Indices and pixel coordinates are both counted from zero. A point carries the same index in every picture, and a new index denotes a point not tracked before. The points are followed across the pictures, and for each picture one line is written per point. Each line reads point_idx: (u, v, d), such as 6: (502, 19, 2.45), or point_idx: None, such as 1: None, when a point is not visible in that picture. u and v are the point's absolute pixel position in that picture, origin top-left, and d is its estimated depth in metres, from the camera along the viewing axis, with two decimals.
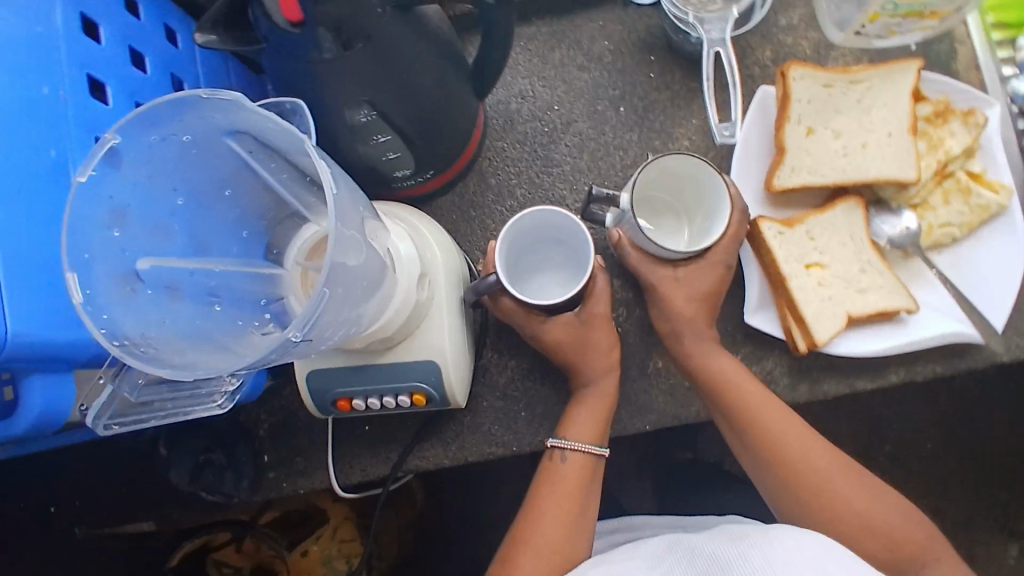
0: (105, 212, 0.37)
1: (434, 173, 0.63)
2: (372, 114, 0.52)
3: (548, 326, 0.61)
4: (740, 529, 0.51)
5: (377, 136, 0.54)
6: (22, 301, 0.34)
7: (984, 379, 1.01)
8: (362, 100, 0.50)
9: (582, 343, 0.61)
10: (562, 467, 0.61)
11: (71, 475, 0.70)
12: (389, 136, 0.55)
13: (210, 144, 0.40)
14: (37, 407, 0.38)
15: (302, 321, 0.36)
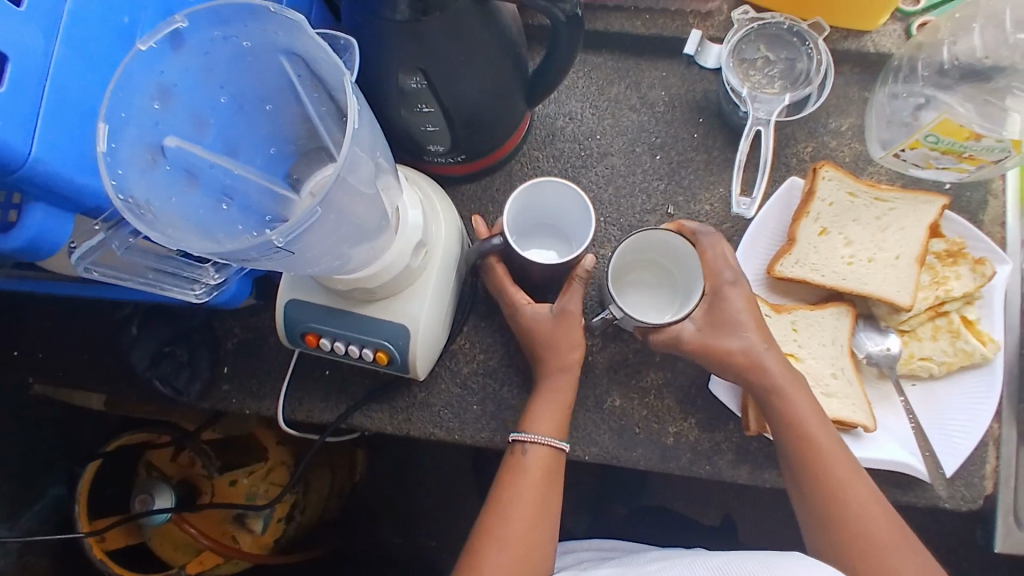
0: (151, 84, 0.39)
1: (464, 158, 0.66)
2: (421, 84, 0.55)
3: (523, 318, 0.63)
4: (722, 562, 0.53)
5: (422, 106, 0.57)
6: (51, 134, 0.35)
7: (932, 532, 1.00)
8: (418, 69, 0.54)
9: (554, 340, 0.62)
10: (524, 460, 0.61)
11: (43, 328, 0.73)
12: (432, 109, 0.58)
13: (266, 57, 0.43)
14: (32, 232, 0.38)
15: (288, 229, 0.39)
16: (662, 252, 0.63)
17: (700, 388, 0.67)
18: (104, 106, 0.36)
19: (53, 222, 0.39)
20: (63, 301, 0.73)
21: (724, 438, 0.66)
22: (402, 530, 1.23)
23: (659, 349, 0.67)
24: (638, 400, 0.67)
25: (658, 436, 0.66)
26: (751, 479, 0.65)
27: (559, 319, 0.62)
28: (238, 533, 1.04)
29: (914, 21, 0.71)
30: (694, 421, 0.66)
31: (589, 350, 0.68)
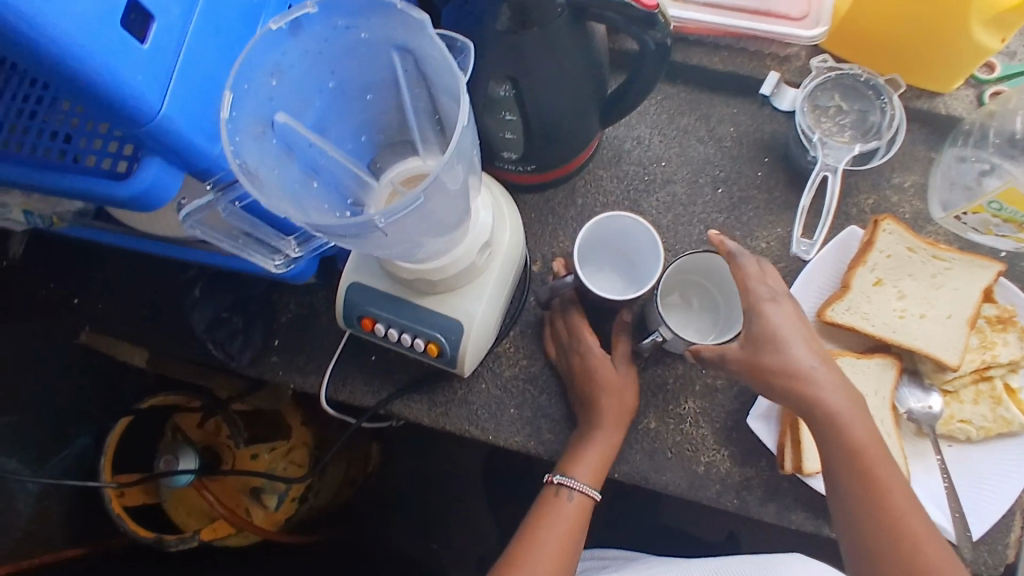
0: (273, 61, 0.42)
1: (534, 168, 0.68)
2: (508, 92, 0.57)
3: (588, 361, 0.66)
4: None
5: (505, 113, 0.60)
6: (181, 97, 0.37)
7: None
8: (509, 78, 0.56)
9: (616, 393, 0.65)
10: (561, 502, 0.64)
11: (108, 280, 0.76)
12: (514, 117, 0.60)
13: (378, 50, 0.45)
14: (146, 183, 0.40)
15: (391, 211, 0.41)
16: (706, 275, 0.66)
17: (737, 422, 0.67)
18: (232, 76, 0.38)
19: (167, 176, 0.40)
20: (130, 257, 0.76)
21: (756, 474, 0.66)
22: (407, 527, 1.24)
23: (700, 378, 0.68)
24: (674, 425, 0.68)
25: (690, 463, 0.67)
26: (777, 518, 0.66)
27: (622, 374, 0.66)
28: (252, 507, 1.05)
29: (987, 89, 0.71)
30: (727, 453, 0.67)
31: None
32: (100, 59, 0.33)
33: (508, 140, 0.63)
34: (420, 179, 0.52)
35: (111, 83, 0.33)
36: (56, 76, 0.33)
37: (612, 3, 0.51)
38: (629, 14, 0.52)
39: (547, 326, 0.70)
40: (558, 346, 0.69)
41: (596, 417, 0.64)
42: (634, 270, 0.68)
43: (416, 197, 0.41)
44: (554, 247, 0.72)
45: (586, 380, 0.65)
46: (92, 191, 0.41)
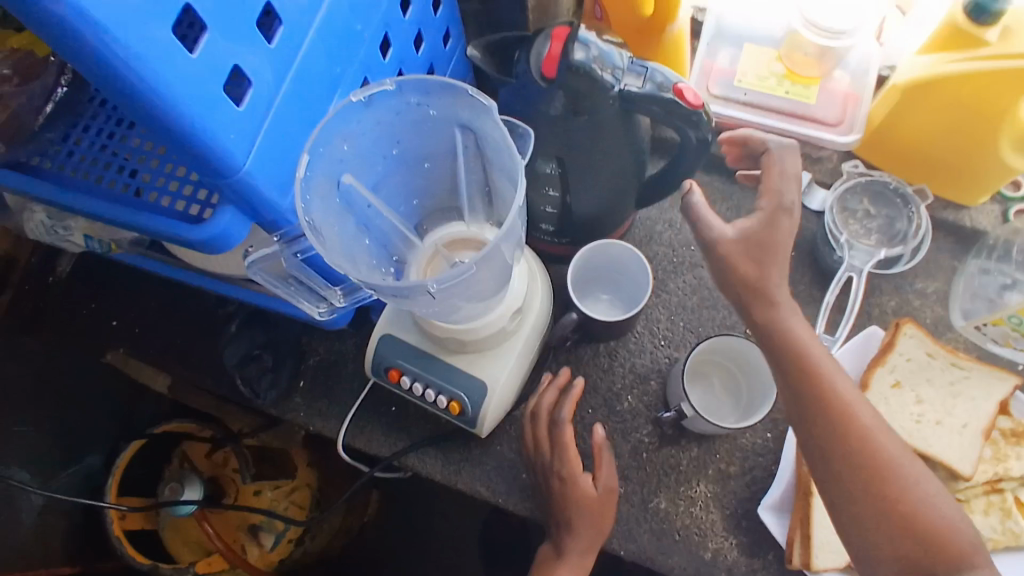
0: (348, 128, 0.45)
1: (567, 244, 0.70)
2: (553, 171, 0.60)
3: (571, 488, 0.64)
4: None
5: (548, 189, 0.62)
6: (265, 156, 0.40)
7: None
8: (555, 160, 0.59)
9: (597, 520, 0.64)
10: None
11: (149, 306, 0.79)
12: (555, 193, 0.62)
13: (443, 125, 0.49)
14: (219, 229, 0.42)
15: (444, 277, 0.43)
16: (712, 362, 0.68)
17: (747, 510, 0.67)
18: (312, 140, 0.42)
19: (236, 224, 0.43)
20: (173, 287, 0.79)
21: (763, 567, 0.66)
22: None
23: (713, 462, 0.69)
24: (683, 508, 0.68)
25: (697, 549, 0.66)
26: None
27: (601, 496, 0.64)
28: (248, 544, 1.04)
29: (1013, 207, 0.74)
30: (736, 542, 0.66)
31: (646, 446, 0.70)
32: (204, 121, 0.35)
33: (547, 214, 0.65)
34: (464, 245, 0.54)
35: (207, 142, 0.36)
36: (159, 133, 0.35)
37: (660, 99, 0.54)
38: (676, 112, 0.55)
39: (525, 424, 0.68)
40: (534, 453, 0.67)
41: (572, 540, 0.64)
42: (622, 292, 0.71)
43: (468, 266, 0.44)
44: None
45: (565, 503, 0.64)
46: (159, 229, 0.44)
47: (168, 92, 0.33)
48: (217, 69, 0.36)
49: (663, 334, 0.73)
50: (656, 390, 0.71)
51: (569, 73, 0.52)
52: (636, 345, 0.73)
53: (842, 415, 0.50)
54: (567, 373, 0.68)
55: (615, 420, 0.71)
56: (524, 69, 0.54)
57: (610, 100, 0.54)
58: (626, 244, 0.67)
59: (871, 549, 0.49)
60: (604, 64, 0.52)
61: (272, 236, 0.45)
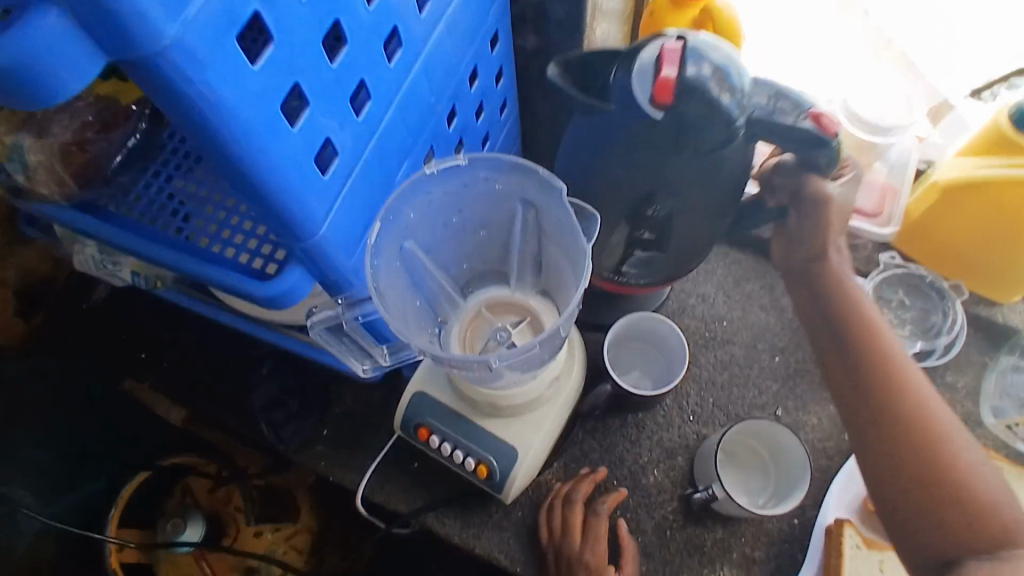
0: (416, 197, 0.46)
1: (646, 282, 0.64)
2: (659, 214, 0.55)
3: None
4: None
5: (643, 231, 0.57)
6: (341, 220, 0.41)
7: None
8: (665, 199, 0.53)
9: None
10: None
11: (181, 341, 0.80)
12: (650, 234, 0.57)
13: (505, 198, 0.50)
14: (285, 288, 0.43)
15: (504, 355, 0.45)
16: (748, 439, 0.69)
17: None
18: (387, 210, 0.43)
19: (303, 283, 0.44)
20: (205, 322, 0.80)
21: None
22: None
23: (737, 546, 0.68)
24: None
25: None
26: None
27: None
28: None
29: None
30: None
31: (670, 523, 0.69)
32: (299, 192, 0.37)
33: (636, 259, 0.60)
34: (510, 311, 0.55)
35: (297, 210, 0.37)
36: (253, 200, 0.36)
37: (785, 128, 0.49)
38: (796, 136, 0.49)
39: (544, 513, 0.68)
40: (556, 540, 0.66)
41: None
42: (652, 354, 0.72)
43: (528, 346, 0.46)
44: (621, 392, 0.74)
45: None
46: (226, 282, 0.45)
47: (274, 164, 0.34)
48: (312, 140, 0.36)
49: (692, 410, 0.73)
50: (683, 467, 0.71)
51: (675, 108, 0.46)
52: (665, 418, 0.73)
53: (905, 403, 0.54)
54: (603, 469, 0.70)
55: (639, 494, 0.70)
56: (624, 83, 0.48)
57: (733, 128, 0.47)
58: (671, 322, 0.68)
59: (935, 546, 0.51)
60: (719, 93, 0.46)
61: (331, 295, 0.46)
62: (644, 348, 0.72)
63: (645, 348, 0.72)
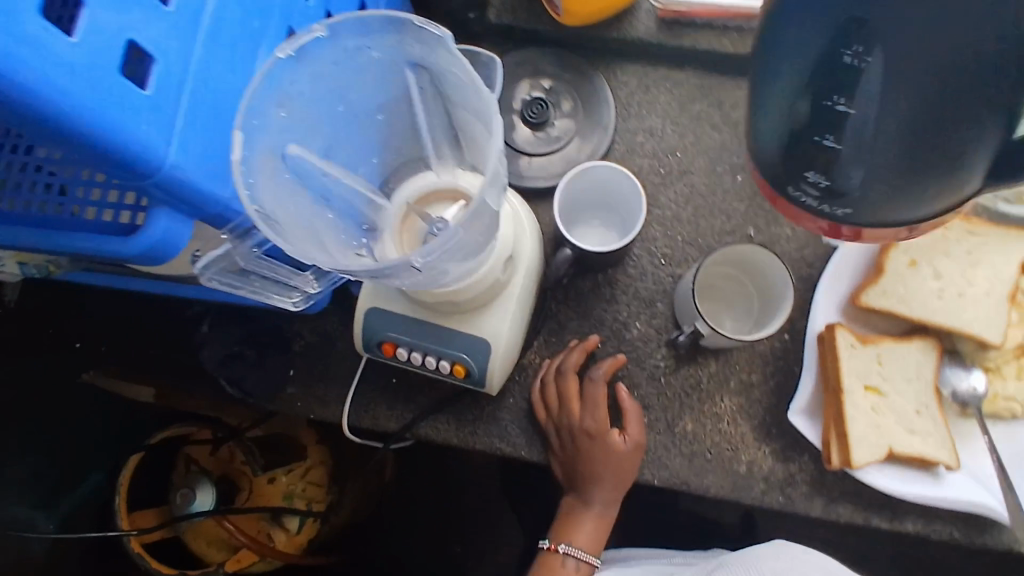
0: (282, 91, 0.39)
1: (845, 213, 0.37)
2: (865, 61, 0.32)
3: (600, 443, 0.64)
4: None
5: (839, 103, 0.33)
6: (190, 139, 0.35)
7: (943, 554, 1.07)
8: (862, 35, 0.32)
9: (622, 471, 0.64)
10: (563, 571, 0.68)
11: (110, 319, 0.73)
12: (848, 113, 0.33)
13: (391, 67, 0.42)
14: (157, 237, 0.37)
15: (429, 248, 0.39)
16: (723, 269, 0.65)
17: (775, 417, 0.65)
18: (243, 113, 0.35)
19: (177, 225, 0.38)
20: (130, 294, 0.73)
21: (800, 469, 0.64)
22: (428, 534, 1.21)
23: (735, 374, 0.66)
24: (711, 425, 0.66)
25: (732, 464, 0.65)
26: (824, 513, 0.64)
27: (629, 452, 0.64)
28: (273, 531, 1.03)
29: None
30: (769, 450, 0.65)
31: (663, 371, 0.67)
32: (110, 113, 0.30)
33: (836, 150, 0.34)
34: (438, 201, 0.48)
35: (120, 137, 0.31)
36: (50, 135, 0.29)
37: None
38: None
39: (538, 385, 0.67)
40: (556, 413, 0.65)
41: (595, 493, 0.66)
42: (607, 207, 0.66)
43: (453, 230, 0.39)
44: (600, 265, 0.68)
45: (591, 461, 0.65)
46: (91, 248, 0.39)
47: (42, 79, 0.27)
48: (105, 46, 0.30)
49: (663, 253, 0.69)
50: (665, 313, 0.68)
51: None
52: (636, 269, 0.69)
53: None
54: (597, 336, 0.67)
55: (627, 350, 0.68)
56: None
57: None
58: (616, 164, 0.61)
59: None
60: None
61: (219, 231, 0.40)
62: (598, 203, 0.66)
63: (598, 202, 0.66)
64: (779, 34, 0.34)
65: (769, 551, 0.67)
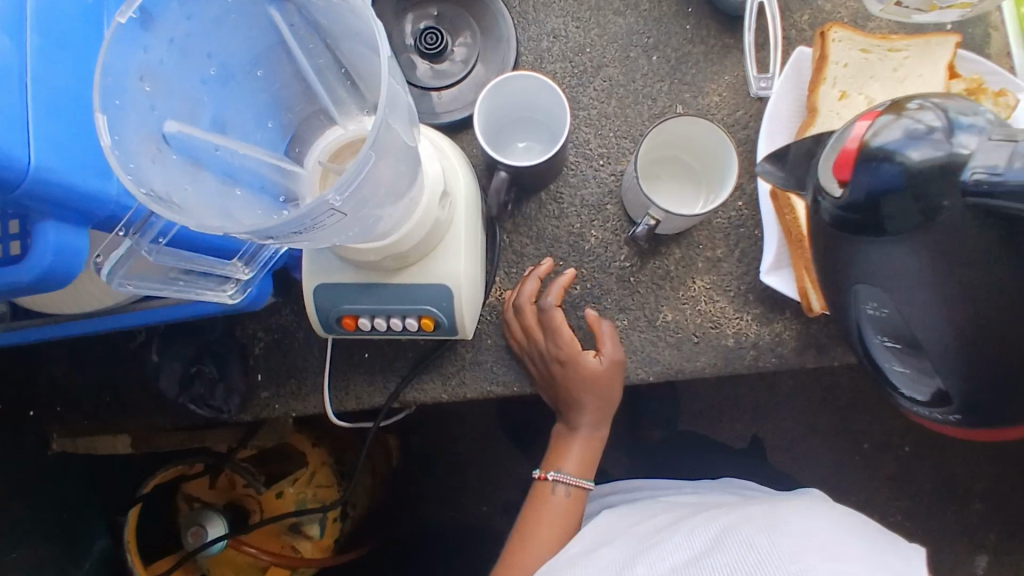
0: (139, 62, 0.35)
1: (961, 419, 0.48)
2: (876, 312, 0.49)
3: (571, 365, 0.62)
4: (748, 536, 0.53)
5: (898, 361, 0.50)
6: (45, 134, 0.31)
7: None
8: (878, 295, 0.48)
9: (597, 388, 0.64)
10: (554, 498, 0.67)
11: (53, 378, 0.68)
12: (897, 342, 0.49)
13: (253, 10, 0.39)
14: (49, 254, 0.33)
15: (343, 183, 0.35)
16: (664, 151, 0.63)
17: (750, 283, 0.65)
18: (99, 91, 0.32)
19: (68, 236, 0.34)
20: (67, 346, 0.68)
21: (785, 327, 0.65)
22: (451, 502, 1.22)
23: (700, 254, 0.65)
24: (690, 309, 0.65)
25: (719, 340, 0.65)
26: (818, 362, 0.65)
27: (605, 370, 0.62)
28: (297, 542, 1.01)
29: None
30: (751, 316, 0.65)
31: (629, 270, 0.66)
32: None
33: (891, 353, 0.50)
34: (351, 148, 0.44)
35: None
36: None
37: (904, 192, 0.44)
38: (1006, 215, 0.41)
39: (505, 319, 0.65)
40: (524, 342, 0.64)
41: (580, 416, 0.66)
42: (533, 120, 0.63)
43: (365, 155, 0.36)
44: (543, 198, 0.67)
45: (569, 385, 0.64)
46: None
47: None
48: None
49: (599, 154, 0.67)
50: (617, 214, 0.66)
51: (847, 206, 0.47)
52: (576, 177, 0.67)
53: None
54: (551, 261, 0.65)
55: (589, 261, 0.66)
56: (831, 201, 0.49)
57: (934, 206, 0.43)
58: (536, 74, 0.58)
59: None
60: (875, 184, 0.45)
61: (118, 232, 0.36)
62: (523, 120, 0.64)
63: (523, 119, 0.64)
64: (833, 259, 0.50)
65: (800, 510, 0.56)
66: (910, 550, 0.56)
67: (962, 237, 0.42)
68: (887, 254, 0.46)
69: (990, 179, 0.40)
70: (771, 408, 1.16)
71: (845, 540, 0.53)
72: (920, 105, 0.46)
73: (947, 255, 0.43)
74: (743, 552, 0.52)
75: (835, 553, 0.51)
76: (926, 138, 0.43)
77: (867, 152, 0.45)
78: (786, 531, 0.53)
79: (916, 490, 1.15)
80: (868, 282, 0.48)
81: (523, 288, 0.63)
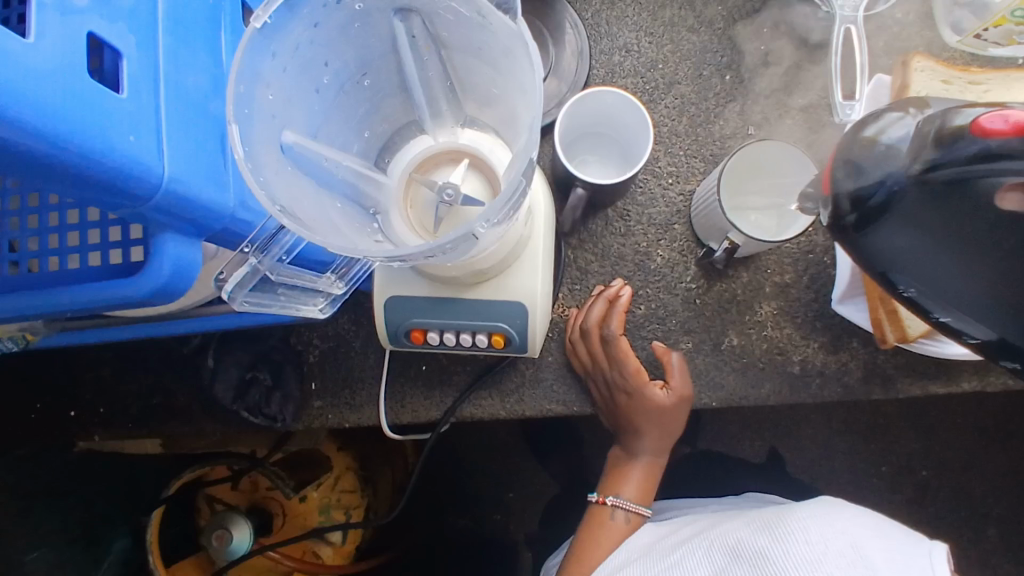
0: (264, 70, 0.33)
1: None
2: (914, 292, 0.49)
3: (639, 398, 0.63)
4: (763, 544, 0.54)
5: (966, 331, 0.50)
6: (177, 143, 0.30)
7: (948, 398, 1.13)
8: (909, 279, 0.49)
9: (662, 419, 0.64)
10: (613, 523, 0.65)
11: (97, 377, 0.67)
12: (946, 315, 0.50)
13: (376, 19, 0.37)
14: (167, 270, 0.31)
15: (493, 210, 0.35)
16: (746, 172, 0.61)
17: (817, 311, 0.64)
18: (231, 100, 0.31)
19: (186, 250, 0.32)
20: (115, 346, 0.67)
21: (851, 356, 0.64)
22: (466, 511, 1.18)
23: (768, 279, 0.64)
24: (757, 334, 0.64)
25: (785, 367, 0.64)
26: (884, 393, 0.64)
27: (673, 404, 0.62)
28: (319, 548, 1.00)
29: None
30: (818, 345, 0.64)
31: (696, 293, 0.64)
32: (94, 127, 0.25)
33: (952, 320, 0.50)
34: (444, 164, 0.43)
35: (112, 150, 0.26)
36: (15, 161, 0.24)
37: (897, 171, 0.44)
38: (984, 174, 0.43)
39: (568, 342, 0.64)
40: (590, 371, 0.63)
41: (639, 443, 0.66)
42: (606, 136, 0.63)
43: (515, 180, 0.35)
44: (607, 216, 0.65)
45: (634, 413, 0.64)
46: (90, 299, 0.33)
47: (3, 89, 0.22)
48: (74, 44, 0.25)
49: (668, 173, 0.66)
50: (684, 234, 0.65)
51: (854, 201, 0.46)
52: (644, 194, 0.66)
53: None
54: (621, 285, 0.63)
55: (654, 281, 0.65)
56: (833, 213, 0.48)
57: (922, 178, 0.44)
58: (629, 93, 0.57)
59: None
60: (878, 179, 0.45)
61: (242, 248, 0.35)
62: (596, 134, 0.63)
63: (597, 134, 0.63)
64: (858, 252, 0.50)
65: (818, 507, 0.56)
66: (941, 544, 0.55)
67: (938, 207, 0.45)
68: (893, 237, 0.47)
69: (934, 153, 0.43)
70: (795, 429, 1.13)
71: (869, 530, 0.54)
72: (902, 106, 0.47)
73: (942, 223, 0.45)
74: (757, 565, 0.53)
75: (857, 546, 0.52)
76: (915, 127, 0.44)
77: (866, 148, 0.45)
78: (799, 534, 0.53)
79: (937, 518, 1.13)
80: (898, 267, 0.48)
81: (589, 317, 0.62)
